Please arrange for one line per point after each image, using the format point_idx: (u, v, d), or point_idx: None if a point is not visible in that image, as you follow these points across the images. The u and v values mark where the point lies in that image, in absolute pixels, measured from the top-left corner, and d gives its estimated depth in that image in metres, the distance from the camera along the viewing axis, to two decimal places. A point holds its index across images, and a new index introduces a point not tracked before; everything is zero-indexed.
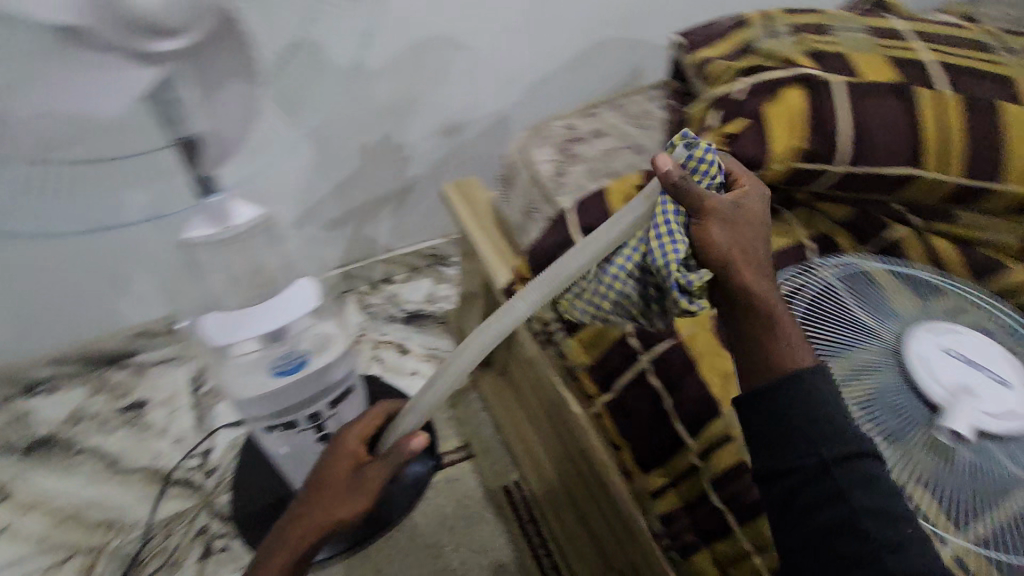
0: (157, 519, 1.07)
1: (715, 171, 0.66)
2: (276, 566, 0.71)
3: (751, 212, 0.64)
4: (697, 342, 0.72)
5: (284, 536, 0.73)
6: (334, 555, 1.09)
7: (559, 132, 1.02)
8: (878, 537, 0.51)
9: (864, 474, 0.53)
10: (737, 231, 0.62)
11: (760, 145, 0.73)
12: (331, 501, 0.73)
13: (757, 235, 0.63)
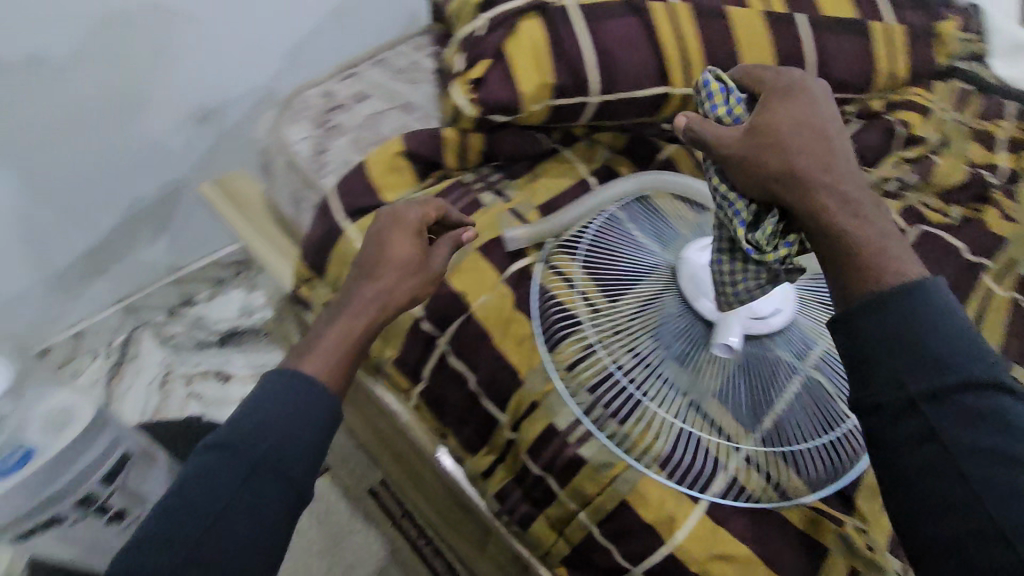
0: None
1: (731, 96, 0.52)
2: (341, 322, 0.61)
3: (801, 119, 0.48)
4: (491, 309, 0.69)
5: (352, 298, 0.63)
6: None
7: (315, 102, 0.92)
8: (1014, 458, 0.38)
9: (980, 402, 0.39)
10: (752, 157, 0.46)
11: (510, 89, 0.71)
12: (399, 271, 0.64)
13: (848, 164, 0.46)
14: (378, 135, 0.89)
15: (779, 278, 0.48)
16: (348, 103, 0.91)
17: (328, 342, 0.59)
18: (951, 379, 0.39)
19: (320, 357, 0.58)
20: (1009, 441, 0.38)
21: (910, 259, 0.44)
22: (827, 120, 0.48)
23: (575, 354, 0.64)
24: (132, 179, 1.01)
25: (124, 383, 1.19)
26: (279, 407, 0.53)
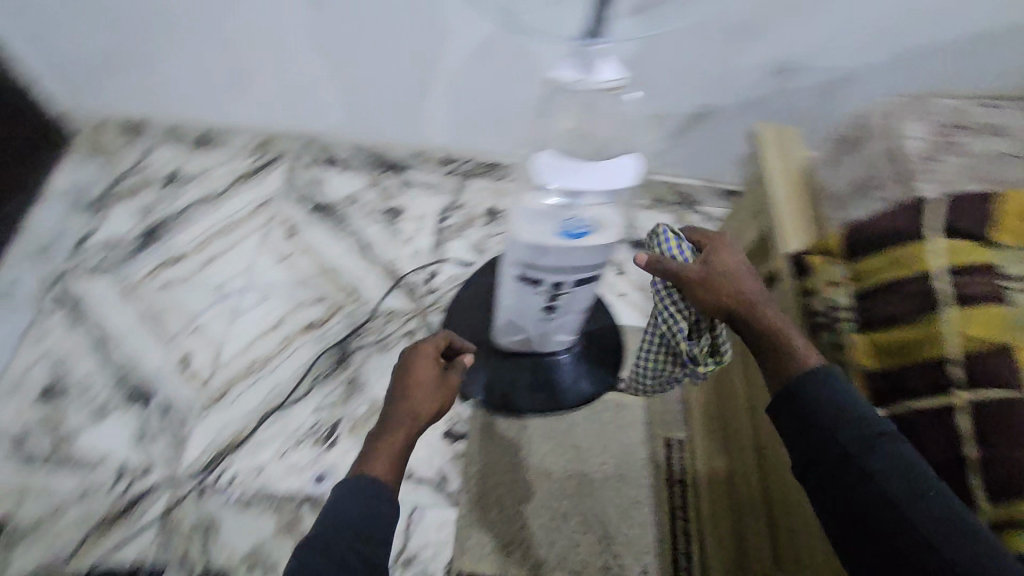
0: (382, 308, 1.12)
1: (683, 244, 0.69)
2: (387, 450, 0.64)
3: (727, 266, 0.65)
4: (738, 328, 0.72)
5: (383, 426, 0.68)
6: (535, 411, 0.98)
7: None
8: (925, 492, 0.49)
9: (886, 452, 0.52)
10: (710, 286, 0.63)
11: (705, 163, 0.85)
12: (420, 392, 0.71)
13: (761, 291, 0.63)
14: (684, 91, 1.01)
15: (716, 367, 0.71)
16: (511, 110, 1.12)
17: (384, 451, 0.64)
18: (860, 434, 0.53)
19: (383, 459, 0.64)
20: (889, 469, 0.51)
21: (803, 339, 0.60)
22: (739, 262, 0.66)
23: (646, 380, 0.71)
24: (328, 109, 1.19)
25: (128, 296, 1.10)
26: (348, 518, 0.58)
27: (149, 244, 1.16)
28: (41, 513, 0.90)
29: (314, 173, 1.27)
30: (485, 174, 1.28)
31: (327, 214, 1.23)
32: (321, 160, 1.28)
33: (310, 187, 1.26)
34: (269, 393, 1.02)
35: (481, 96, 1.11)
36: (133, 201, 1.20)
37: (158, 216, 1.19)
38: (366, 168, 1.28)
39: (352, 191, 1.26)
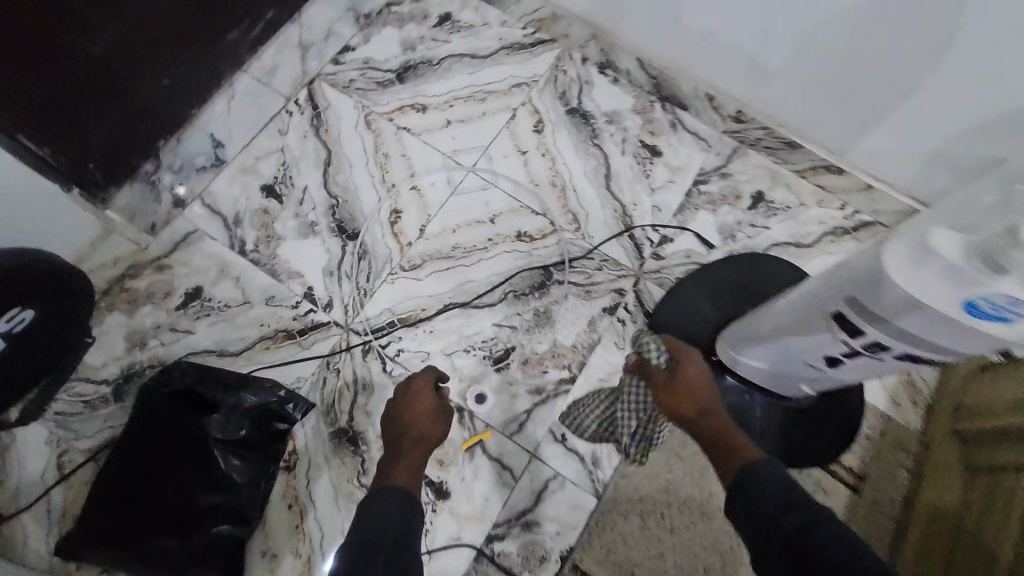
0: (601, 252, 0.99)
1: (659, 354, 0.76)
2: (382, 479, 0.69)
3: (697, 381, 0.71)
4: None
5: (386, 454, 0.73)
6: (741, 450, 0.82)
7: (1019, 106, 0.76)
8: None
9: (823, 531, 0.51)
10: (671, 393, 0.70)
11: None
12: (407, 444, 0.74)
13: (711, 410, 0.68)
14: None
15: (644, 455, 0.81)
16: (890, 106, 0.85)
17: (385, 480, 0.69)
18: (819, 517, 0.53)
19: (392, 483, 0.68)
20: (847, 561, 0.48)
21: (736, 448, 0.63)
22: (700, 377, 0.71)
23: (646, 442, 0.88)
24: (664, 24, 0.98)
25: (365, 126, 1.04)
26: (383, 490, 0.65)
27: (400, 81, 1.08)
28: (231, 298, 0.92)
29: (583, 72, 1.11)
30: (773, 151, 1.05)
31: (578, 124, 1.08)
32: (597, 61, 1.11)
33: (568, 83, 1.10)
34: (460, 287, 0.94)
35: (845, 59, 0.84)
36: (402, 30, 1.12)
37: (418, 55, 1.11)
38: (641, 89, 1.10)
39: (616, 106, 1.09)
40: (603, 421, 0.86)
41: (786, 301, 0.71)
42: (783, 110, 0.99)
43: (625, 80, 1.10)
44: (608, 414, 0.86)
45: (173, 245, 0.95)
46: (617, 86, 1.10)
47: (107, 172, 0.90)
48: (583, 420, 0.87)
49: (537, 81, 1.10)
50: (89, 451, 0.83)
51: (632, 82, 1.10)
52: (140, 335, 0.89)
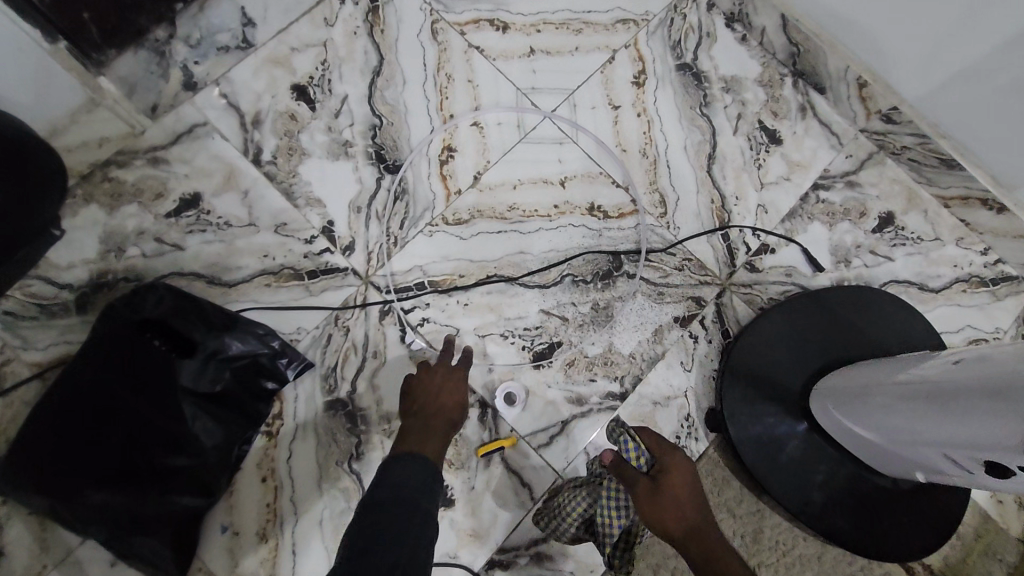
0: (685, 248, 0.81)
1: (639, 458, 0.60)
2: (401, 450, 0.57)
3: (681, 488, 0.57)
4: None
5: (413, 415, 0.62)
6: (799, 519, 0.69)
7: None
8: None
9: None
10: (653, 504, 0.55)
11: None
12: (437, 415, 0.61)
13: (687, 508, 0.56)
14: None
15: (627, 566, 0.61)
16: None
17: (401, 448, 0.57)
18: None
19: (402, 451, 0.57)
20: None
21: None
22: (683, 478, 0.58)
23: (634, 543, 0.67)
24: None
25: (429, 36, 0.84)
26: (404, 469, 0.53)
27: None
28: (234, 215, 0.75)
29: (706, 20, 0.89)
30: (920, 166, 0.84)
31: (688, 84, 0.87)
32: (727, 10, 0.89)
33: (686, 31, 0.89)
34: (510, 257, 0.77)
35: None
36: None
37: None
38: (774, 57, 0.89)
39: (738, 72, 0.88)
40: (586, 518, 0.62)
41: (945, 369, 0.52)
42: (943, 123, 0.78)
43: (756, 41, 0.88)
44: (591, 510, 0.62)
45: (175, 136, 0.77)
46: (744, 47, 0.89)
47: (105, 28, 0.71)
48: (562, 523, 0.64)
49: (648, 20, 0.88)
50: (38, 365, 0.68)
51: (765, 46, 0.88)
52: (118, 238, 0.73)
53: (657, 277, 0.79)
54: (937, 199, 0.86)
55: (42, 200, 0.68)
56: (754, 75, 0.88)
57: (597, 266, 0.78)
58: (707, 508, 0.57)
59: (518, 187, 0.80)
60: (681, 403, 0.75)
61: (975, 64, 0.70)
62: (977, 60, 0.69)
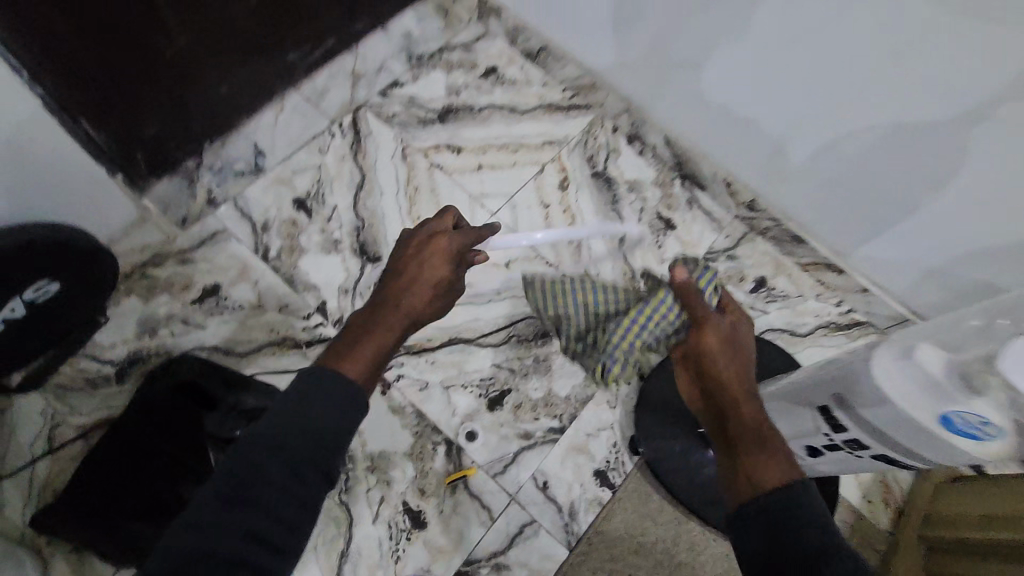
0: None
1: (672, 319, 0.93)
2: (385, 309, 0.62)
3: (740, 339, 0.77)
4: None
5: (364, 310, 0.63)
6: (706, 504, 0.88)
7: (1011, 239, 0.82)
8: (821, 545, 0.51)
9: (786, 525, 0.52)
10: (719, 337, 0.74)
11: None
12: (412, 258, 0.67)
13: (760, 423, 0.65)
14: None
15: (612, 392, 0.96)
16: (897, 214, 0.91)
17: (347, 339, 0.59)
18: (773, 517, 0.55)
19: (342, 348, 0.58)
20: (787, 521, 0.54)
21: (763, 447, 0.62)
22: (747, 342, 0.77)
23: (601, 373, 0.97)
24: (694, 108, 1.06)
25: (400, 158, 1.10)
26: (342, 386, 0.50)
27: (441, 122, 1.15)
28: (246, 300, 0.95)
29: (612, 139, 1.18)
30: (779, 241, 1.11)
31: (601, 187, 1.14)
32: (626, 132, 1.18)
33: (596, 148, 1.17)
34: (468, 323, 0.98)
35: (860, 166, 0.91)
36: (449, 75, 1.19)
37: (461, 100, 1.18)
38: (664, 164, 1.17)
39: (638, 176, 1.16)
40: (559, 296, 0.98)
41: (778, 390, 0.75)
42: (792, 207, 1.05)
43: (650, 153, 1.16)
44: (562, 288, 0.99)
45: (200, 241, 0.98)
46: (641, 157, 1.16)
47: (151, 163, 0.93)
48: (546, 303, 0.98)
49: (568, 142, 1.17)
50: (82, 427, 0.84)
51: (656, 156, 1.16)
52: (151, 322, 0.91)
53: (584, 334, 1.00)
54: (799, 266, 1.10)
55: (99, 295, 0.86)
56: (650, 179, 1.15)
57: (536, 328, 0.99)
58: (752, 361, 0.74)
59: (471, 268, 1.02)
60: (609, 434, 0.93)
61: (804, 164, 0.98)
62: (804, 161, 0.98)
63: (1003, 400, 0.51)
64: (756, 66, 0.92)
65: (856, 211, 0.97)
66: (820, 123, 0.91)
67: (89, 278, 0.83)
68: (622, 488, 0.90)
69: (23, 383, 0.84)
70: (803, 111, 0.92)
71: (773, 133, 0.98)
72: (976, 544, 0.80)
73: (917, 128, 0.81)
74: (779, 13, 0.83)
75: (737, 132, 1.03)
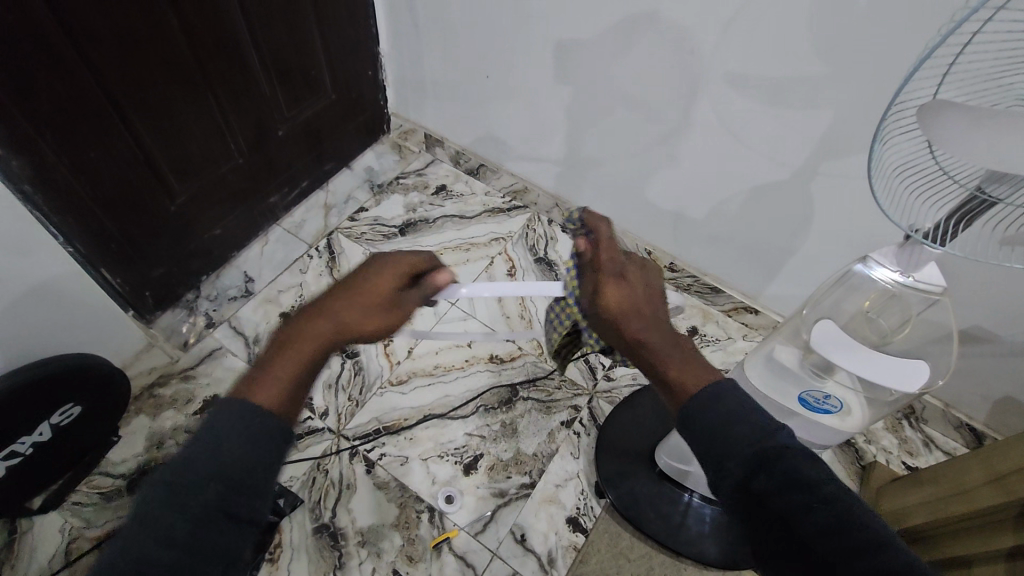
0: (560, 372, 1.15)
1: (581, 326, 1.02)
2: (323, 335, 0.58)
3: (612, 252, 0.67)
4: None
5: (307, 317, 0.59)
6: (681, 531, 0.97)
7: None
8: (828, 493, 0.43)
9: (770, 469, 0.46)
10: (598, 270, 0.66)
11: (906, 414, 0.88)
12: (361, 288, 0.62)
13: (660, 321, 0.60)
14: (997, 307, 0.90)
15: (570, 414, 1.11)
16: (783, 259, 1.12)
17: (278, 372, 0.54)
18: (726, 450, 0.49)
19: (272, 383, 0.53)
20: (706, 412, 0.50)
21: (692, 365, 0.55)
22: (653, 287, 0.64)
23: (547, 400, 1.12)
24: (606, 197, 1.29)
25: None
26: (235, 425, 0.48)
27: (402, 234, 1.36)
28: None
29: (550, 230, 1.41)
30: (702, 295, 1.30)
31: (545, 270, 1.33)
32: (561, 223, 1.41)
33: (537, 238, 1.39)
34: (439, 400, 1.11)
35: (744, 226, 1.12)
36: (406, 196, 1.43)
37: (417, 214, 1.40)
38: None
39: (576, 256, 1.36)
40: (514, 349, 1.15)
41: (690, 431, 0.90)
42: (706, 264, 1.26)
43: None
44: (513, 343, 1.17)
45: (199, 359, 1.13)
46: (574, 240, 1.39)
47: (157, 299, 1.13)
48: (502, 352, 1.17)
49: (513, 236, 1.38)
50: (95, 539, 0.93)
51: None
52: (158, 435, 1.03)
53: (543, 396, 1.13)
54: (722, 312, 1.30)
55: (110, 417, 0.98)
56: None
57: (500, 396, 1.12)
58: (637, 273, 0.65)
59: (439, 353, 1.17)
60: (576, 482, 1.04)
61: (704, 228, 1.19)
62: (703, 226, 1.19)
63: (843, 380, 0.66)
64: (638, 159, 1.17)
65: (753, 259, 1.17)
66: (703, 198, 1.14)
67: (105, 406, 0.96)
68: (593, 530, 0.99)
69: (42, 505, 0.93)
70: (688, 190, 1.15)
71: (668, 207, 1.21)
72: (917, 531, 0.92)
73: (765, 188, 1.04)
74: (642, 119, 1.10)
75: (648, 209, 1.25)
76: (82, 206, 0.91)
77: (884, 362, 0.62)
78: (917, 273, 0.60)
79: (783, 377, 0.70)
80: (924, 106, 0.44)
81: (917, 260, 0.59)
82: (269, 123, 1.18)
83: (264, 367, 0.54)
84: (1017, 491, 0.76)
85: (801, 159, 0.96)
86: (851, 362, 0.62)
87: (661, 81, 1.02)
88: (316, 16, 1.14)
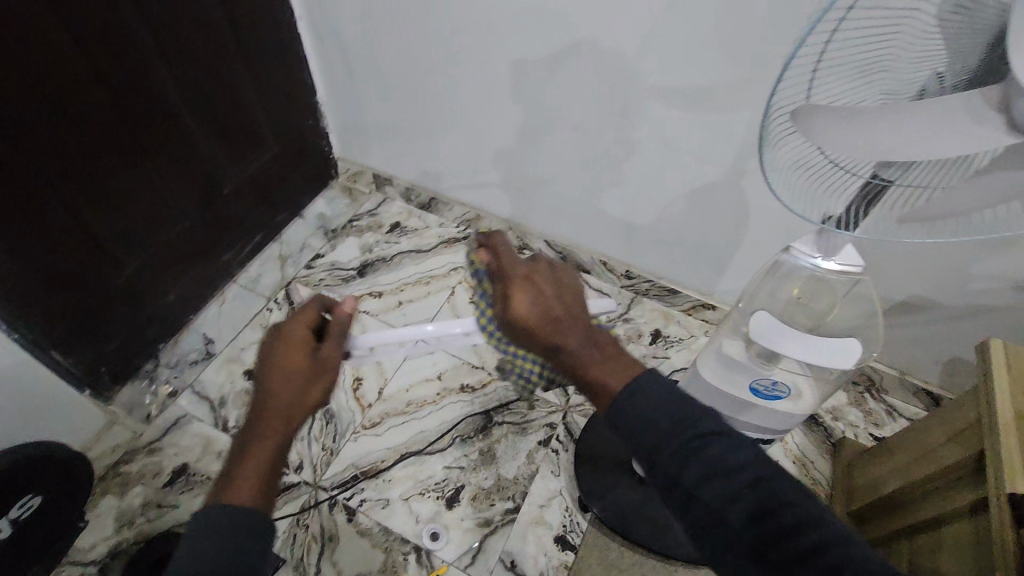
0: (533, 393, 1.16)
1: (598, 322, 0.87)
2: (264, 443, 0.59)
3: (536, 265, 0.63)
4: None
5: (258, 427, 0.59)
6: (667, 533, 0.98)
7: None
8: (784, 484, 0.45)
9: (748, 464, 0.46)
10: (514, 282, 0.61)
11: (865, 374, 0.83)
12: (279, 375, 0.61)
13: (580, 323, 0.59)
14: (928, 273, 0.95)
15: (547, 434, 1.11)
16: (728, 255, 1.17)
17: (246, 477, 0.56)
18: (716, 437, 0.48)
19: (242, 491, 0.55)
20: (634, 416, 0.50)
21: (612, 362, 0.55)
22: (567, 283, 0.62)
23: (523, 420, 1.13)
24: (556, 215, 1.32)
25: None
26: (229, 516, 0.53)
27: (360, 276, 1.37)
28: (214, 471, 1.06)
29: None
30: (661, 297, 1.34)
31: None
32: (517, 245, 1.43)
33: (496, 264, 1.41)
34: (413, 436, 1.10)
35: (688, 227, 1.17)
36: (361, 238, 1.44)
37: (374, 254, 1.41)
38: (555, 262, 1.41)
39: None
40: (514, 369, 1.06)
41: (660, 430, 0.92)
42: (658, 267, 1.30)
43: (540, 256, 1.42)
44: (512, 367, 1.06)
45: (164, 430, 1.10)
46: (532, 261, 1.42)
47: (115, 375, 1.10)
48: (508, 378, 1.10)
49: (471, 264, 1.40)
50: None
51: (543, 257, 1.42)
52: (128, 514, 1.00)
53: (517, 417, 1.13)
54: (682, 312, 1.34)
55: (74, 503, 0.95)
56: None
57: (475, 425, 1.12)
58: (527, 273, 0.62)
59: (411, 390, 1.16)
60: (560, 501, 1.04)
61: (651, 234, 1.23)
62: (650, 232, 1.23)
63: (787, 368, 0.70)
64: (580, 175, 1.21)
65: (702, 258, 1.21)
66: (646, 206, 1.18)
67: (68, 492, 0.93)
68: (582, 546, 1.00)
69: None
70: (631, 199, 1.19)
71: (617, 218, 1.24)
72: (890, 498, 0.95)
73: (702, 190, 1.08)
74: (578, 137, 1.14)
75: (597, 222, 1.28)
76: (23, 290, 0.89)
77: (821, 348, 0.65)
78: (836, 257, 0.64)
79: (732, 372, 0.73)
80: (797, 111, 0.48)
81: (835, 245, 0.62)
82: (213, 185, 1.18)
83: (226, 492, 0.55)
84: (971, 446, 0.79)
85: (728, 159, 1.01)
86: (788, 350, 0.65)
87: (589, 102, 1.07)
88: (249, 75, 1.16)
